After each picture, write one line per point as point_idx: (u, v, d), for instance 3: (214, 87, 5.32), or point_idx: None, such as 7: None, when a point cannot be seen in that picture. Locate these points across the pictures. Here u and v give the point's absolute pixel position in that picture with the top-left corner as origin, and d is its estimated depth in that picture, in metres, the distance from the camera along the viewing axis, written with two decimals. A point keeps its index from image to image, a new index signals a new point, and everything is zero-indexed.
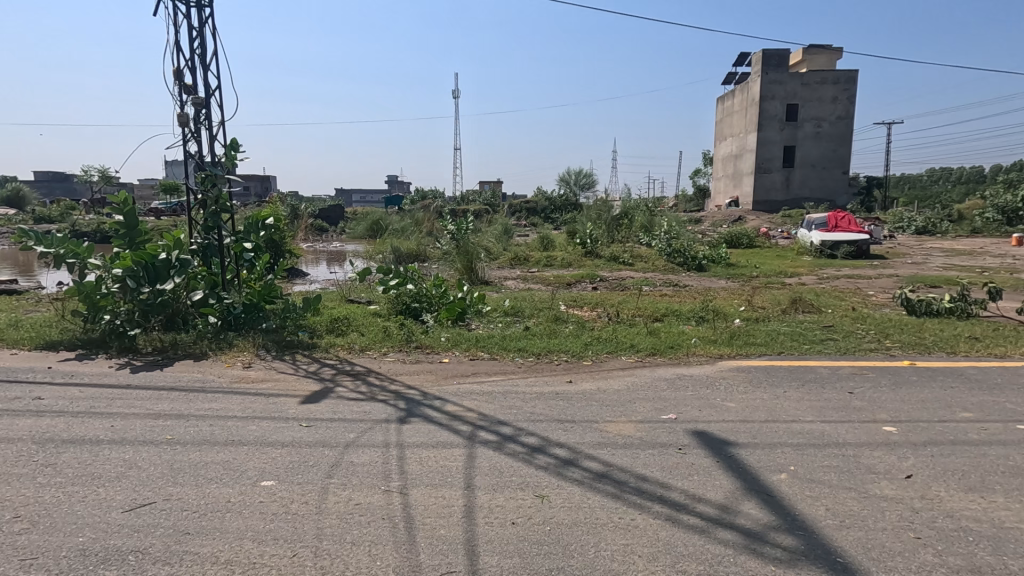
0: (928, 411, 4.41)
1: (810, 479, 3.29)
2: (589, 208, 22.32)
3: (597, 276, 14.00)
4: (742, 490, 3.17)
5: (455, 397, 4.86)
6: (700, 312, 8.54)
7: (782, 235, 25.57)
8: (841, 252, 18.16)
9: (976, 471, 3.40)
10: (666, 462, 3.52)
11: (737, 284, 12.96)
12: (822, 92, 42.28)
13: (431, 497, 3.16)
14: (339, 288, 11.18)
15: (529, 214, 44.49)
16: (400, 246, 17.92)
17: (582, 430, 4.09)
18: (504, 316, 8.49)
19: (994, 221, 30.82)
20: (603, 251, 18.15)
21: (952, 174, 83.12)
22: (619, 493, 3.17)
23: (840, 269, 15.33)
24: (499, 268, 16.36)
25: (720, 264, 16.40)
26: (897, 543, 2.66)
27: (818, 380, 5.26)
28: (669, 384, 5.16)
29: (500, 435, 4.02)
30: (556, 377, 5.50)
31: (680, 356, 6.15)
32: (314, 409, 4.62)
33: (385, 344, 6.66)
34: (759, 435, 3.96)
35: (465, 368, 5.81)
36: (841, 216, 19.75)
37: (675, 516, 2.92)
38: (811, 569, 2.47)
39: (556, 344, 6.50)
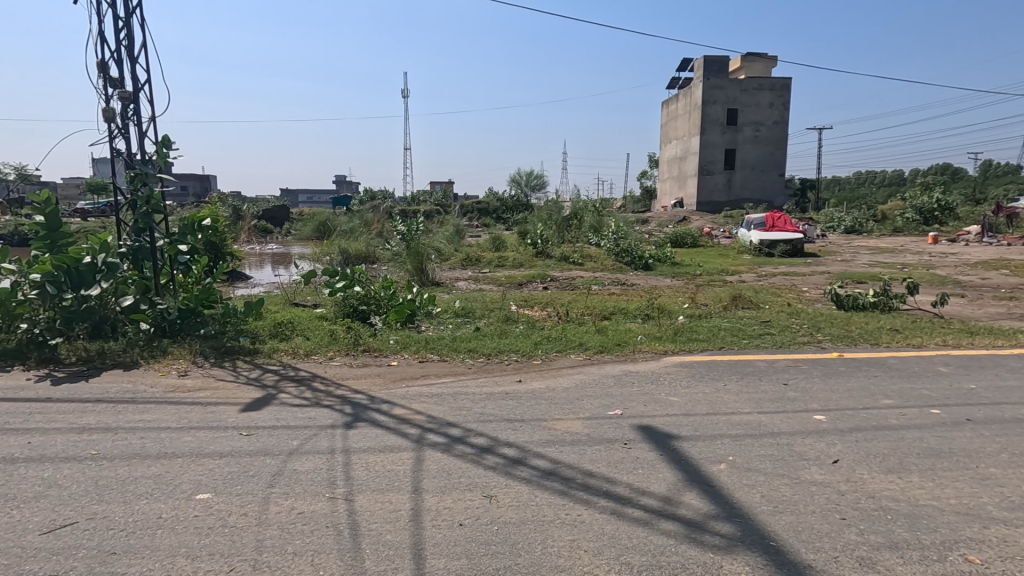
0: (853, 399, 4.69)
1: (747, 468, 3.44)
2: (539, 208, 22.55)
3: (548, 276, 14.19)
4: (683, 482, 3.27)
5: (404, 400, 4.80)
6: (646, 310, 8.78)
7: (723, 235, 26.58)
8: (777, 251, 19.07)
9: (896, 454, 3.65)
10: (612, 457, 3.60)
11: (681, 282, 13.39)
12: (759, 98, 44.33)
13: (377, 502, 3.11)
14: (283, 291, 10.83)
15: (480, 214, 44.53)
16: (347, 248, 17.54)
17: (531, 428, 4.12)
18: (455, 317, 8.45)
19: (913, 221, 33.08)
20: (553, 251, 18.37)
21: (877, 177, 88.84)
22: (567, 489, 3.22)
23: (778, 267, 16.08)
24: (450, 269, 16.27)
25: (666, 263, 16.90)
26: (824, 525, 2.82)
27: (755, 373, 5.51)
28: (616, 380, 5.29)
29: (449, 437, 3.99)
30: (505, 376, 5.52)
31: (626, 353, 6.29)
32: (255, 416, 4.45)
33: (331, 348, 6.50)
34: (700, 428, 4.10)
35: (414, 370, 5.75)
36: (777, 216, 20.74)
37: (620, 509, 2.99)
38: (747, 554, 2.58)
39: (505, 344, 6.52)
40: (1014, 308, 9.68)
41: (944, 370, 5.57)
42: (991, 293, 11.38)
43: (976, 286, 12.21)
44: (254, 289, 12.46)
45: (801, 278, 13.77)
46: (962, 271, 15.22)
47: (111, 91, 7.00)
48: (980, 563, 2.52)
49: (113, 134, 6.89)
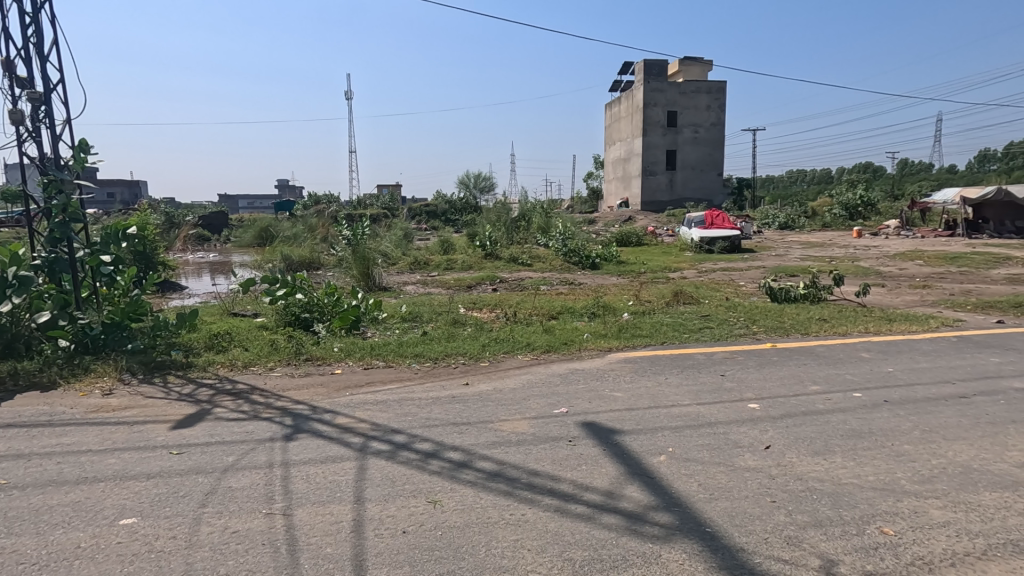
0: (784, 387, 4.94)
1: (686, 459, 3.55)
2: (488, 210, 22.56)
3: (497, 277, 14.22)
4: (625, 475, 3.35)
5: (348, 409, 4.68)
6: (592, 309, 8.93)
7: (667, 234, 27.41)
8: (717, 248, 19.85)
9: (822, 437, 3.86)
10: (557, 455, 3.64)
11: (627, 280, 13.73)
12: (697, 101, 46.00)
13: (317, 515, 3.01)
14: (221, 301, 10.39)
15: (429, 217, 44.25)
16: (290, 254, 16.99)
17: (477, 430, 4.11)
18: (402, 322, 8.32)
19: (840, 217, 35.18)
20: (502, 253, 18.42)
21: (807, 176, 93.93)
22: (512, 490, 3.23)
23: (718, 263, 16.73)
24: (398, 273, 16.04)
25: (612, 262, 17.28)
26: (756, 508, 2.95)
27: (694, 366, 5.71)
28: (562, 379, 5.36)
29: (393, 444, 3.93)
30: (452, 379, 5.49)
31: (572, 352, 6.38)
32: (188, 433, 4.23)
33: (271, 358, 6.26)
34: (642, 421, 4.21)
35: (360, 378, 5.63)
36: (716, 214, 21.57)
37: (564, 506, 3.03)
38: (684, 542, 2.66)
39: (453, 347, 6.48)
40: (927, 295, 10.45)
41: (866, 356, 5.94)
42: (908, 282, 12.25)
43: (894, 277, 13.10)
44: (189, 300, 11.87)
45: (739, 273, 14.40)
46: (882, 263, 16.32)
47: (18, 92, 6.50)
48: (894, 534, 2.70)
49: (22, 137, 6.41)
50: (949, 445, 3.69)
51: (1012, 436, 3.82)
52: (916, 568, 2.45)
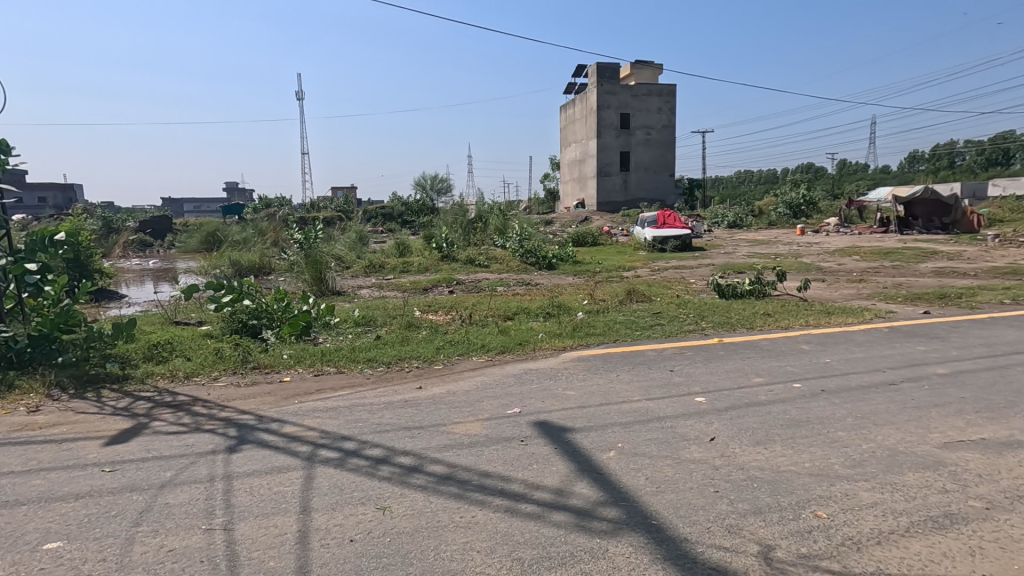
0: (729, 380, 5.11)
1: (635, 453, 3.62)
2: (445, 211, 22.36)
3: (454, 279, 14.16)
4: (575, 472, 3.39)
5: (296, 417, 4.55)
6: (547, 308, 8.99)
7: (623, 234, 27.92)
8: (669, 246, 20.37)
9: (763, 427, 4.01)
10: (508, 455, 3.65)
11: (582, 279, 13.90)
12: (648, 103, 47.13)
13: (260, 528, 2.92)
14: (163, 309, 9.93)
15: (384, 219, 43.58)
16: (239, 259, 16.42)
17: (429, 434, 4.07)
18: (355, 327, 8.16)
19: (785, 215, 36.71)
20: (459, 255, 18.33)
21: (754, 176, 97.55)
22: (462, 492, 3.21)
23: (670, 262, 17.15)
24: (352, 277, 15.74)
25: (568, 262, 17.47)
26: (700, 499, 3.04)
27: (645, 362, 5.84)
28: (516, 379, 5.37)
29: (343, 451, 3.85)
30: (405, 384, 5.41)
31: (527, 352, 6.41)
32: (123, 449, 4.02)
33: (216, 367, 6.03)
34: (594, 418, 4.27)
35: (310, 385, 5.49)
36: (668, 213, 22.12)
37: (514, 506, 3.03)
38: (630, 535, 2.72)
39: (407, 351, 6.41)
40: (862, 289, 11.04)
41: (805, 348, 6.22)
42: (846, 277, 12.87)
43: (833, 272, 13.76)
44: (127, 309, 11.27)
45: (690, 271, 14.81)
46: (823, 258, 17.10)
47: None
48: (826, 517, 2.83)
49: None
50: (878, 429, 3.90)
51: (934, 418, 4.08)
52: (846, 548, 2.57)
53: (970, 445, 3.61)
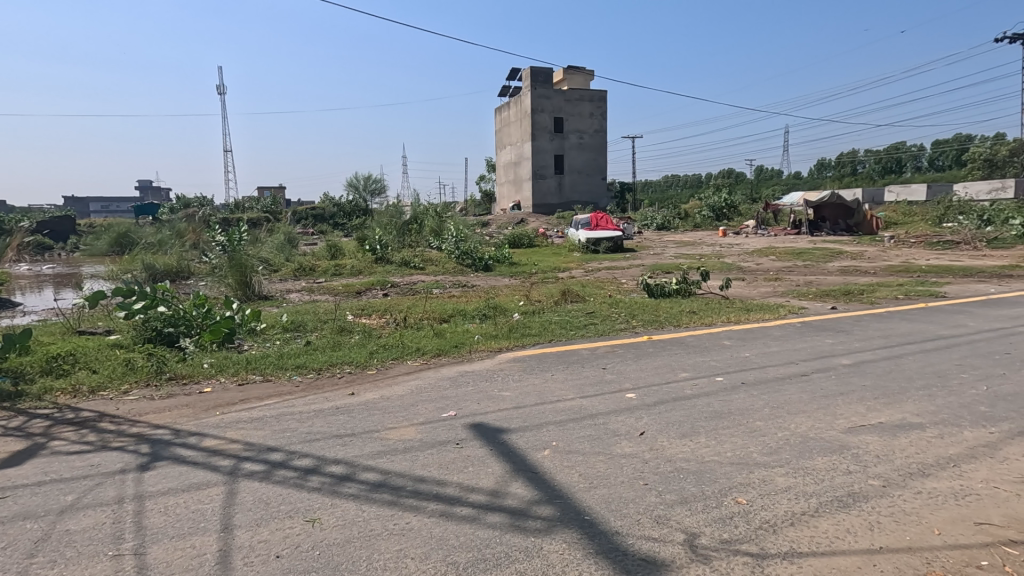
0: (658, 376, 5.30)
1: (568, 451, 3.68)
2: (379, 212, 21.89)
3: (388, 282, 13.90)
4: (510, 472, 3.41)
5: (217, 430, 4.29)
6: (483, 310, 9.00)
7: (557, 235, 28.40)
8: (602, 248, 20.95)
9: (688, 419, 4.20)
10: (444, 459, 3.61)
11: (518, 281, 14.04)
12: (581, 108, 48.30)
13: (176, 550, 2.73)
14: (64, 318, 9.09)
15: (315, 220, 42.14)
16: (153, 262, 15.34)
17: (361, 441, 3.96)
18: (283, 333, 7.81)
19: (709, 218, 38.64)
20: (393, 257, 18.00)
21: (680, 180, 102.18)
22: (395, 499, 3.14)
23: (603, 262, 17.63)
24: (280, 281, 15.09)
25: (504, 264, 17.59)
26: (630, 492, 3.13)
27: (579, 361, 5.97)
28: (451, 382, 5.33)
29: (269, 463, 3.67)
30: (336, 390, 5.24)
31: (463, 354, 6.39)
32: (15, 473, 3.64)
33: (127, 380, 5.58)
34: (528, 418, 4.31)
35: (233, 395, 5.20)
36: (601, 216, 22.72)
37: (448, 510, 3.00)
38: (564, 532, 2.76)
39: (338, 356, 6.21)
40: (777, 287, 11.82)
41: (727, 343, 6.57)
42: (763, 276, 13.74)
43: (752, 271, 14.64)
44: (21, 319, 10.23)
45: (621, 271, 15.29)
46: (744, 258, 18.14)
47: None
48: (746, 503, 2.99)
49: None
50: (791, 418, 4.18)
51: (839, 405, 4.43)
52: (763, 530, 2.74)
53: (870, 429, 3.95)
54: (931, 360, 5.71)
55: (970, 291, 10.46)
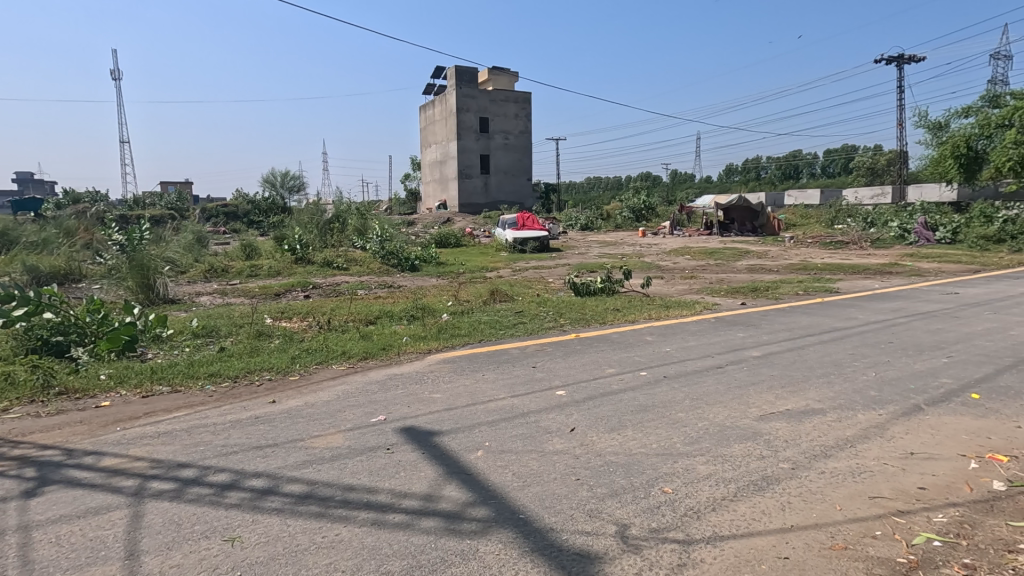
0: (586, 373, 5.43)
1: (501, 451, 3.69)
2: (298, 211, 20.89)
3: (309, 283, 13.33)
4: (443, 475, 3.36)
5: (117, 447, 3.91)
6: (411, 311, 8.84)
7: (485, 235, 28.45)
8: (529, 247, 21.24)
9: (616, 414, 4.34)
10: (374, 465, 3.51)
11: (446, 281, 13.93)
12: (506, 109, 48.69)
13: None
14: None
15: (226, 218, 39.63)
16: (37, 264, 13.77)
17: (284, 451, 3.76)
18: (193, 339, 7.26)
19: (629, 219, 40.19)
20: (315, 257, 17.28)
21: (602, 183, 105.74)
22: (323, 510, 3.01)
23: (530, 262, 17.86)
24: (189, 283, 14.05)
25: (431, 264, 17.39)
26: (563, 488, 3.18)
27: (509, 360, 6.00)
28: (379, 386, 5.18)
29: (180, 480, 3.39)
30: (255, 399, 4.94)
31: (391, 356, 6.23)
32: None
33: (6, 397, 4.96)
34: (460, 420, 4.27)
35: (137, 408, 4.77)
36: (527, 216, 23.00)
37: (381, 518, 2.92)
38: (499, 532, 2.76)
39: (257, 362, 5.87)
40: (693, 284, 12.50)
41: (649, 339, 6.86)
42: (680, 274, 14.50)
43: (670, 269, 15.39)
44: None
45: (548, 270, 15.57)
46: (662, 257, 19.03)
47: None
48: (672, 492, 3.13)
49: None
50: (710, 408, 4.43)
51: (751, 394, 4.75)
52: (688, 517, 2.87)
53: (779, 416, 4.25)
54: (828, 350, 6.25)
55: (858, 286, 11.57)
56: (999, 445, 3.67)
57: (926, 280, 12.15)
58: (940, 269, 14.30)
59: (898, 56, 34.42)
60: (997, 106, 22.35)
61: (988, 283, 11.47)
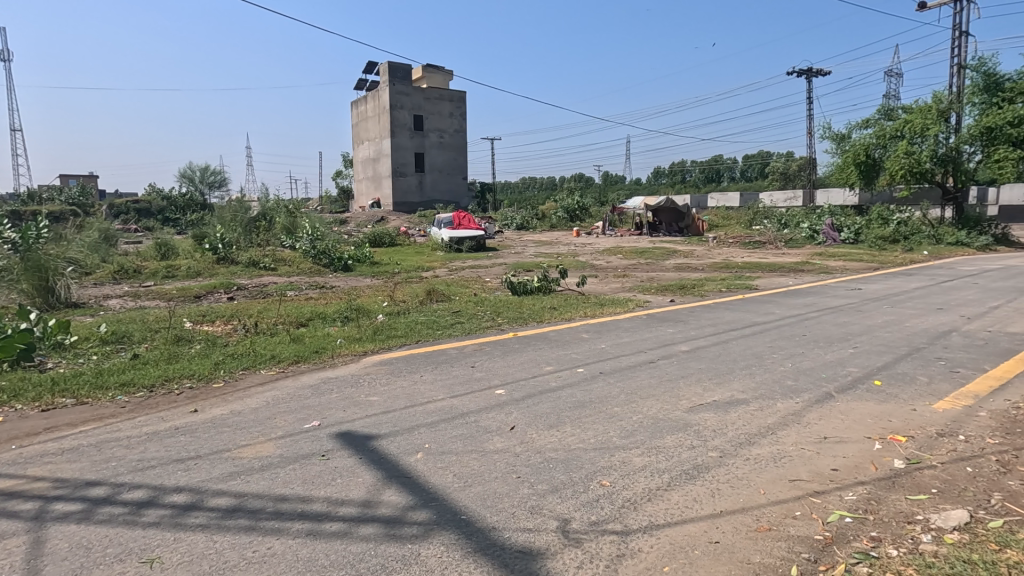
0: (525, 371, 5.48)
1: (441, 452, 3.64)
2: (220, 208, 19.72)
3: (233, 284, 12.63)
4: (382, 480, 3.28)
5: (12, 468, 3.53)
6: (345, 312, 8.57)
7: (420, 234, 28.10)
8: (465, 247, 21.16)
9: (554, 411, 4.40)
10: (308, 473, 3.37)
11: (381, 281, 13.63)
12: (440, 108, 48.32)
13: None
14: None
15: (138, 215, 36.79)
16: None
17: (208, 463, 3.54)
18: (101, 346, 6.67)
19: (564, 219, 40.93)
20: (239, 256, 16.40)
21: (536, 183, 107.24)
22: (253, 524, 2.85)
23: (466, 261, 17.81)
24: (95, 285, 12.92)
25: (365, 263, 16.96)
26: (504, 487, 3.19)
27: (448, 360, 5.95)
28: (313, 390, 4.98)
29: (89, 501, 3.11)
30: (175, 408, 4.61)
31: (324, 360, 6.00)
32: None
33: None
34: (399, 422, 4.19)
35: (36, 423, 4.32)
36: (463, 215, 22.90)
37: (317, 528, 2.80)
38: (441, 535, 2.73)
39: (177, 369, 5.48)
40: (625, 283, 12.90)
41: (585, 336, 7.02)
42: (613, 273, 14.94)
43: (603, 268, 15.83)
44: None
45: (485, 270, 15.58)
46: (595, 257, 19.54)
47: None
48: (610, 484, 3.21)
49: None
50: (644, 402, 4.58)
51: (682, 387, 4.97)
52: (626, 508, 2.96)
53: (707, 407, 4.47)
54: (750, 343, 6.65)
55: (774, 283, 12.38)
56: (898, 426, 4.04)
57: (833, 277, 13.19)
58: (845, 267, 15.55)
59: (807, 69, 37.17)
60: (891, 118, 24.62)
61: (885, 279, 12.62)
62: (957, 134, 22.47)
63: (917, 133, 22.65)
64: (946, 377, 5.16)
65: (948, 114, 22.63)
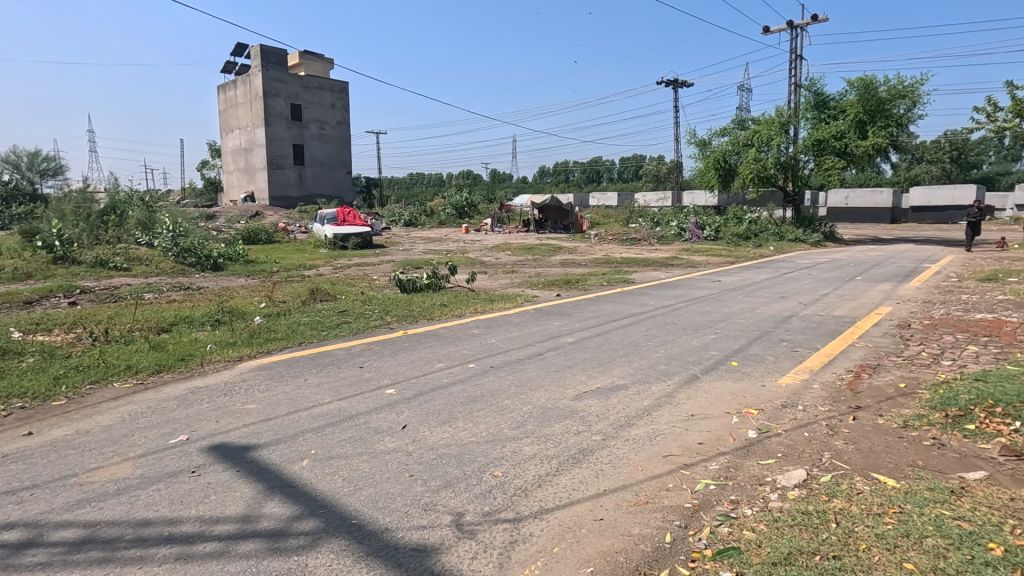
0: (416, 369, 5.42)
1: (328, 457, 3.49)
2: (56, 199, 17.09)
3: (76, 286, 11.04)
4: (263, 491, 3.08)
5: None
6: (216, 315, 7.88)
7: (301, 231, 26.52)
8: (350, 244, 20.34)
9: (446, 407, 4.41)
10: (175, 493, 3.06)
11: (258, 280, 12.68)
12: (320, 97, 45.97)
13: None
14: None
15: None
16: None
17: (48, 493, 3.08)
18: None
19: (452, 215, 40.83)
20: (82, 255, 14.38)
21: (423, 180, 105.84)
22: (110, 554, 2.54)
23: (352, 259, 17.17)
24: None
25: (238, 262, 15.66)
26: (396, 487, 3.13)
27: (334, 362, 5.71)
28: (180, 402, 4.52)
29: None
30: (1, 434, 3.93)
31: (192, 368, 5.47)
32: None
33: None
34: (281, 430, 3.94)
35: None
36: (348, 211, 22.00)
37: (188, 550, 2.57)
38: (331, 542, 2.62)
39: (2, 388, 4.68)
40: (514, 279, 13.20)
41: (475, 332, 7.08)
42: (502, 269, 15.22)
43: (493, 265, 16.07)
44: None
45: (372, 267, 15.11)
46: (485, 253, 19.76)
47: None
48: (501, 475, 3.29)
49: None
50: (533, 393, 4.74)
51: (567, 377, 5.21)
52: (517, 496, 3.06)
53: (591, 394, 4.73)
54: (628, 333, 7.14)
55: (649, 277, 13.38)
56: (751, 401, 4.58)
57: (698, 271, 14.53)
58: (707, 261, 17.19)
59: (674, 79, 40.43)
60: (743, 128, 27.66)
61: (740, 272, 14.17)
62: (795, 144, 25.78)
63: (764, 142, 25.67)
64: (787, 356, 5.93)
65: (788, 126, 25.90)
